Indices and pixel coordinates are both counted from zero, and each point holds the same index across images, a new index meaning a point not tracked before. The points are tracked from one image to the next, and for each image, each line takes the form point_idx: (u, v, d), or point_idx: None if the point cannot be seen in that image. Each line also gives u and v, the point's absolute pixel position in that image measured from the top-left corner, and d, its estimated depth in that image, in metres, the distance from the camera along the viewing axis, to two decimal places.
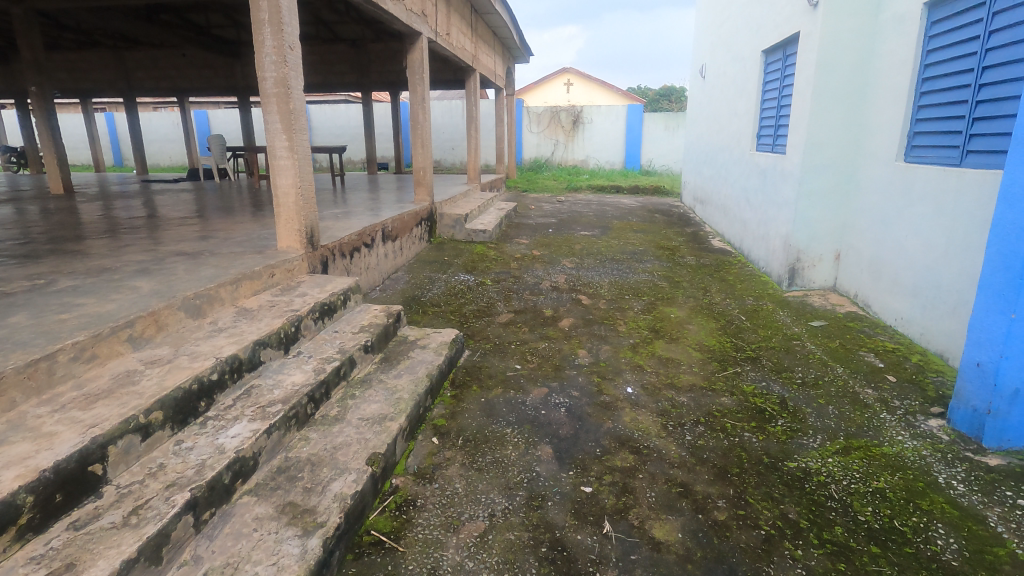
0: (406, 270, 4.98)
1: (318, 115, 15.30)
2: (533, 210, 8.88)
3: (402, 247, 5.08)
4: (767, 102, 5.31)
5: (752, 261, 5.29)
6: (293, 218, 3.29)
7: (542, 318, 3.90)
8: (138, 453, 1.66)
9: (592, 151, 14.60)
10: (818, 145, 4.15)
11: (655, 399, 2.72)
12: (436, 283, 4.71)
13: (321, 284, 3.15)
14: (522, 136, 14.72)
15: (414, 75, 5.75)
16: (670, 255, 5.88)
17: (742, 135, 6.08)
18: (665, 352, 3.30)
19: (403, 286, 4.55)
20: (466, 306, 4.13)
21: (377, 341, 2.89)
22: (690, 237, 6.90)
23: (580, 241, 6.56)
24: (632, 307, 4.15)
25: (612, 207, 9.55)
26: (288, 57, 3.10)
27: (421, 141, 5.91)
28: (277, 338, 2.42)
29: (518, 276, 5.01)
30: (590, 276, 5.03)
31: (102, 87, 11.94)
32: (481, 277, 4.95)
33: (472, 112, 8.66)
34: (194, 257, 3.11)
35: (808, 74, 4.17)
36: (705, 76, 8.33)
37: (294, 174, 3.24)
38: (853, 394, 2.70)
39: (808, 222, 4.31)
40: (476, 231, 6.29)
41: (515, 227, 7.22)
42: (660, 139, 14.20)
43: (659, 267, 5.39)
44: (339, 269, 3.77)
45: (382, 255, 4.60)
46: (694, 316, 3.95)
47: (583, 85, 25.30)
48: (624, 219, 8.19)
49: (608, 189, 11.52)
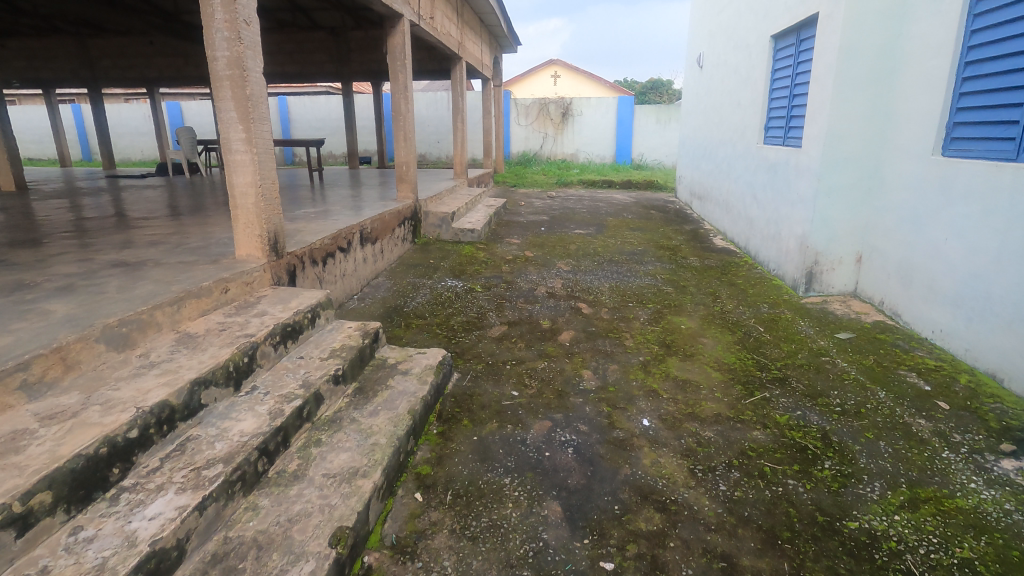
0: (387, 275, 4.54)
1: (297, 107, 14.71)
2: (523, 207, 8.45)
3: (383, 250, 4.64)
4: (777, 91, 4.93)
5: (762, 262, 4.93)
6: (253, 223, 2.84)
7: (539, 331, 3.50)
8: (11, 556, 1.22)
9: (582, 145, 14.19)
10: (840, 136, 3.78)
11: (676, 435, 2.32)
12: (421, 290, 4.28)
13: (284, 300, 2.71)
14: (510, 129, 14.26)
15: (394, 62, 5.26)
16: (672, 255, 5.51)
17: (746, 127, 5.71)
18: (681, 373, 2.91)
19: (383, 294, 4.11)
20: (454, 318, 3.70)
21: (350, 368, 2.46)
22: (691, 235, 6.53)
23: (575, 240, 6.16)
24: (638, 318, 3.76)
25: (605, 203, 9.16)
26: (243, 33, 2.63)
27: (403, 134, 5.44)
28: (224, 374, 1.98)
29: (511, 281, 4.59)
30: (589, 280, 4.63)
31: (64, 77, 11.25)
32: (470, 282, 4.52)
33: (458, 104, 8.20)
34: (133, 269, 2.64)
35: (829, 58, 3.78)
36: (702, 66, 7.97)
37: (252, 171, 2.78)
38: (904, 425, 2.34)
39: (827, 222, 3.95)
40: (463, 231, 5.86)
41: (505, 226, 6.80)
42: (652, 133, 13.84)
43: (661, 269, 5.02)
44: (309, 278, 3.33)
45: (360, 261, 4.16)
46: (707, 328, 3.56)
47: (570, 76, 24.83)
48: (618, 216, 7.80)
49: (600, 184, 11.14)
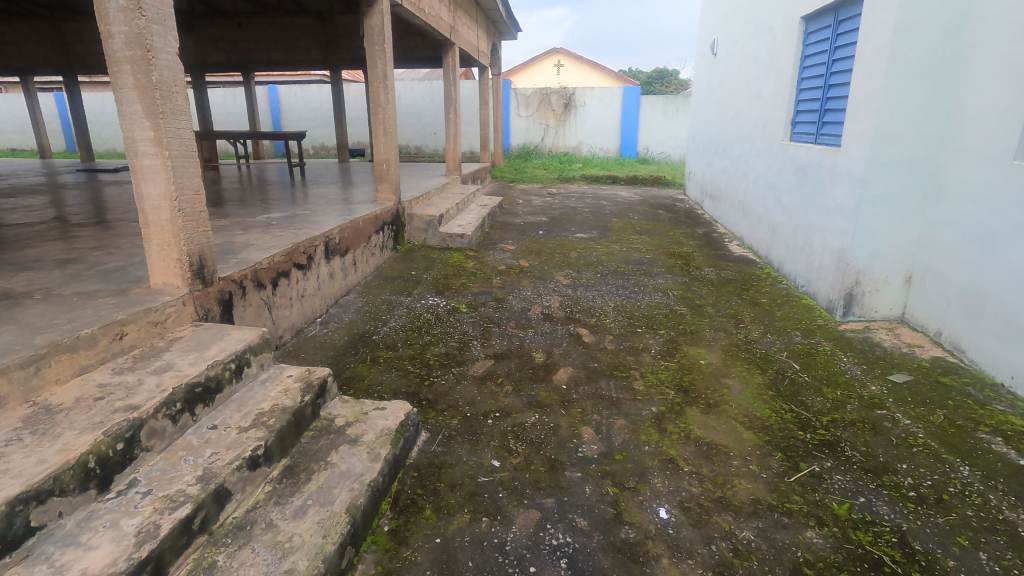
0: (360, 292, 3.97)
1: (287, 97, 14.08)
2: (521, 205, 7.86)
3: (356, 262, 4.07)
4: (808, 80, 4.31)
5: (787, 277, 4.34)
6: (169, 244, 2.27)
7: (530, 368, 2.93)
8: None
9: (585, 137, 13.54)
10: (890, 135, 3.18)
11: (706, 536, 1.76)
12: (396, 310, 3.71)
13: (205, 343, 2.13)
14: (510, 121, 13.63)
15: (372, 46, 4.66)
16: (684, 266, 4.92)
17: (768, 122, 5.10)
18: (704, 434, 2.34)
19: (352, 317, 3.55)
20: (431, 349, 3.14)
21: (281, 440, 1.89)
22: (703, 240, 5.93)
23: (576, 246, 5.58)
24: (648, 350, 3.18)
25: (609, 201, 8.55)
26: (145, 2, 2.04)
27: (383, 127, 4.83)
28: (78, 475, 1.41)
29: (501, 298, 4.01)
30: (591, 297, 4.06)
31: (38, 64, 10.67)
32: (454, 299, 3.95)
33: (451, 93, 7.60)
34: (9, 305, 2.08)
35: (878, 41, 3.17)
36: (715, 53, 7.33)
37: (165, 179, 2.19)
38: (1008, 526, 1.77)
39: (871, 236, 3.35)
40: (452, 236, 5.28)
41: (499, 228, 6.21)
42: (658, 125, 13.17)
43: (673, 283, 4.43)
44: (252, 306, 2.75)
45: (325, 277, 3.59)
46: (731, 364, 2.99)
47: (574, 66, 24.07)
48: (623, 217, 7.20)
49: (604, 180, 10.52)
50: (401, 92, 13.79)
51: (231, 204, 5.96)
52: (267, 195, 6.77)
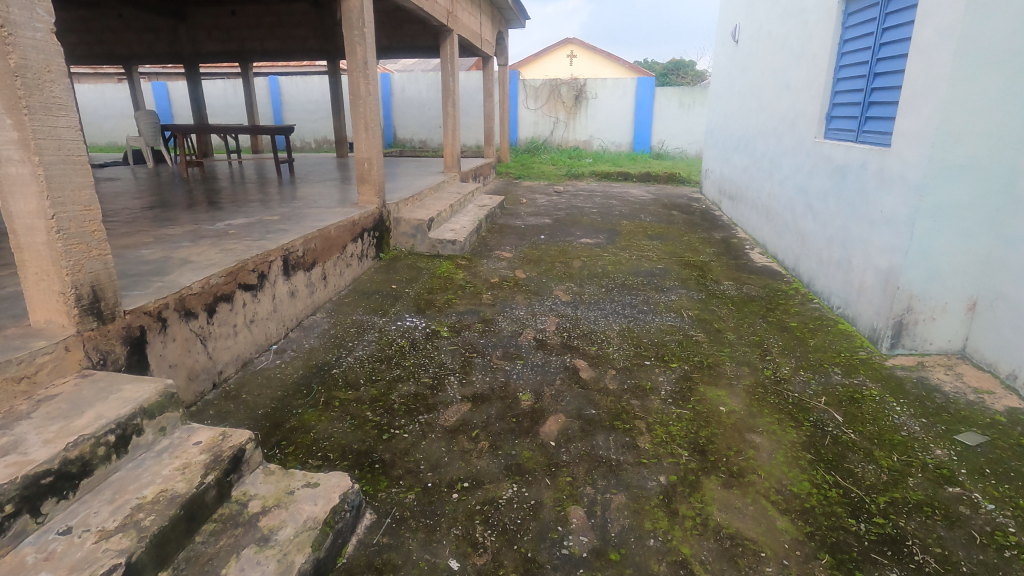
0: (330, 310, 3.50)
1: (288, 88, 13.64)
2: (524, 205, 7.34)
3: (326, 276, 3.59)
4: (848, 68, 3.73)
5: (820, 296, 3.79)
6: (49, 273, 1.78)
7: (513, 417, 2.43)
8: None
9: (596, 131, 12.94)
10: (955, 134, 2.62)
11: None
12: (367, 334, 3.23)
13: (83, 404, 1.66)
14: (517, 113, 13.08)
15: (350, 30, 4.14)
16: (700, 278, 4.38)
17: (799, 116, 4.52)
18: (727, 520, 1.83)
19: (314, 343, 3.07)
20: (399, 387, 2.65)
21: (159, 548, 1.41)
22: (722, 248, 5.38)
23: (580, 253, 5.06)
24: (658, 391, 2.66)
25: (619, 200, 8.00)
26: None
27: (364, 122, 4.33)
28: None
29: (489, 318, 3.51)
30: (592, 319, 3.55)
31: None
32: (436, 320, 3.46)
33: (450, 84, 7.10)
34: None
35: (944, 18, 2.60)
36: (737, 40, 6.72)
37: (38, 192, 1.71)
38: None
39: (928, 255, 2.80)
40: (442, 242, 4.79)
41: (497, 232, 5.70)
42: (673, 118, 12.53)
43: (687, 300, 3.91)
44: (176, 341, 2.28)
45: (284, 297, 3.11)
46: (758, 413, 2.47)
47: (587, 56, 23.36)
48: (634, 219, 6.65)
49: (615, 176, 9.96)
50: (407, 83, 13.42)
51: (208, 205, 5.52)
52: (251, 194, 6.33)
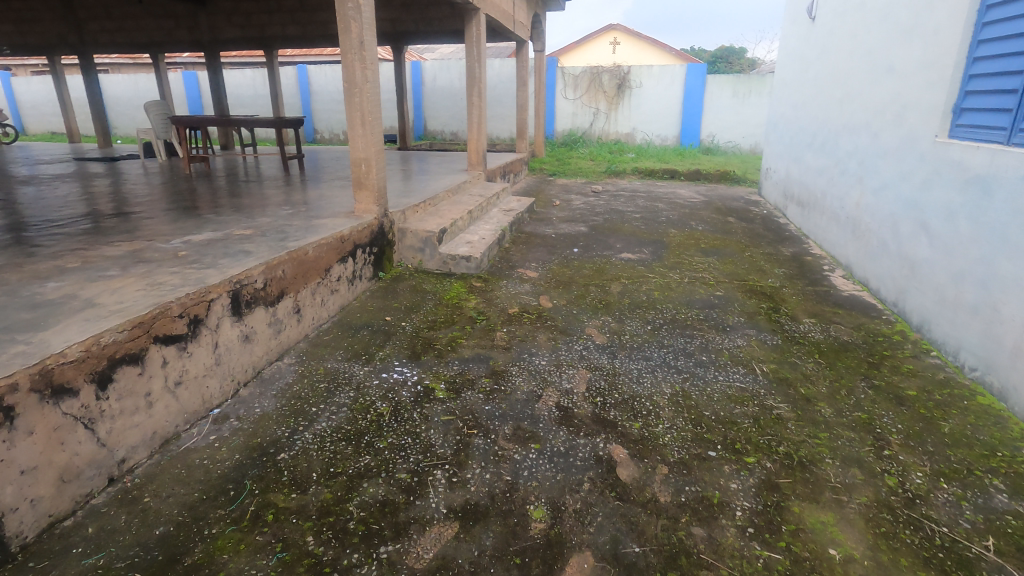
0: (302, 354, 2.79)
1: (317, 78, 13.11)
2: (557, 207, 6.52)
3: (299, 308, 2.88)
4: (994, 43, 2.76)
5: (944, 351, 2.86)
6: None
7: (519, 555, 1.66)
8: None
9: (639, 122, 11.94)
10: None
11: None
12: (341, 392, 2.50)
13: None
14: (555, 103, 12.18)
15: (343, 2, 3.38)
16: (772, 313, 3.49)
17: (908, 107, 3.53)
18: None
19: (268, 406, 2.36)
20: (363, 489, 1.90)
21: None
22: (794, 268, 4.44)
23: (618, 272, 4.23)
24: (732, 512, 1.83)
25: (666, 202, 7.08)
26: None
27: (360, 115, 3.59)
28: None
29: (501, 370, 2.74)
30: (634, 372, 2.73)
31: (53, 43, 10.07)
32: (431, 371, 2.71)
33: (474, 72, 6.32)
34: None
35: None
36: (813, 17, 5.69)
37: None
38: None
39: None
40: (454, 258, 4.04)
41: (522, 243, 4.91)
42: (726, 109, 11.38)
43: (757, 347, 3.04)
44: (34, 436, 1.59)
45: (232, 343, 2.40)
46: (895, 567, 1.61)
47: (631, 43, 22.16)
48: (684, 227, 5.75)
49: (660, 174, 8.99)
50: (438, 72, 12.66)
51: (200, 207, 4.94)
52: (254, 193, 5.73)
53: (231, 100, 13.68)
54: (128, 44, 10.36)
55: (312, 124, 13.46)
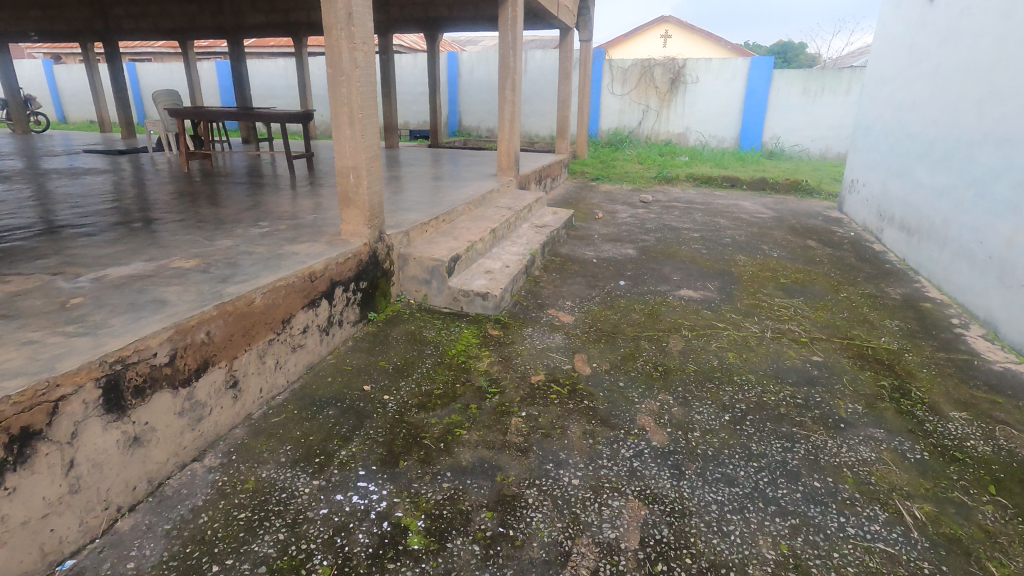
0: (232, 451, 1.97)
1: None
2: (599, 221, 5.57)
3: (235, 380, 2.07)
4: None
5: None
6: None
7: None
8: None
9: (692, 122, 10.82)
10: None
11: None
12: (268, 529, 1.66)
13: None
14: (600, 99, 11.19)
15: None
16: (901, 400, 2.50)
17: None
18: None
19: (150, 557, 1.54)
20: None
21: None
22: (911, 321, 3.39)
23: (678, 318, 3.30)
24: None
25: (729, 217, 6.05)
26: None
27: (348, 114, 2.74)
28: None
29: (513, 494, 1.85)
30: (717, 509, 1.81)
31: (79, 29, 9.71)
32: (409, 490, 1.84)
33: (508, 60, 5.43)
34: None
35: None
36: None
37: None
38: None
39: None
40: (468, 294, 3.19)
41: (556, 270, 4.02)
42: (793, 108, 10.10)
43: (895, 465, 2.06)
44: None
45: (102, 456, 1.59)
46: None
47: (683, 36, 20.86)
48: (755, 252, 4.74)
49: (718, 182, 7.90)
50: (475, 64, 11.82)
51: (182, 210, 4.23)
52: (253, 194, 5.02)
53: (263, 91, 13.20)
54: (153, 29, 9.89)
55: None
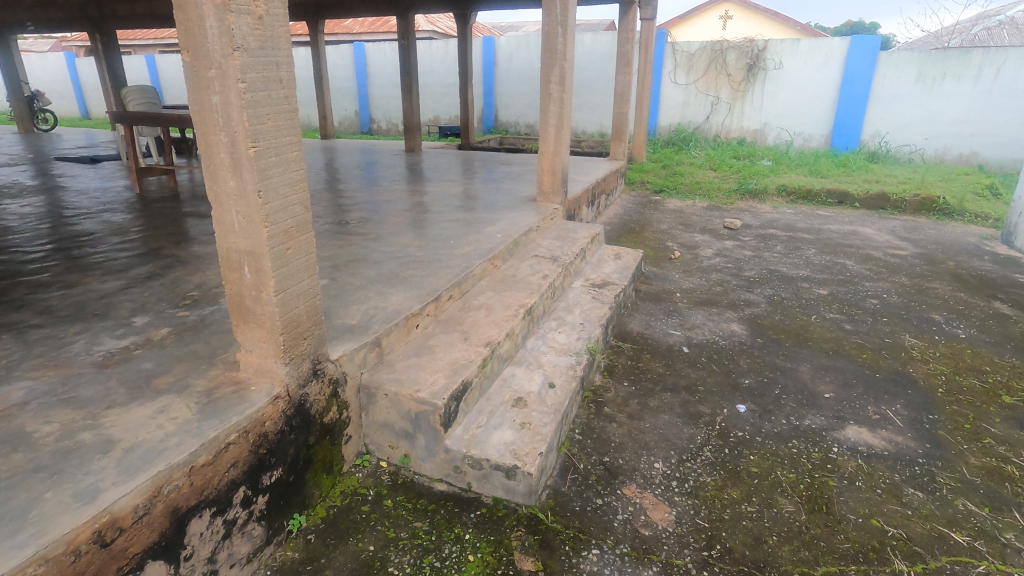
0: None
1: (375, 59, 10.66)
2: (677, 265, 4.03)
3: None
4: None
5: None
6: None
7: None
8: None
9: (772, 116, 9.04)
10: None
11: None
12: None
13: None
14: (661, 90, 9.54)
15: None
16: None
17: None
18: None
19: None
20: None
21: None
22: None
23: (867, 512, 1.79)
24: None
25: (857, 256, 4.41)
26: None
27: (227, 148, 1.32)
28: None
29: None
30: None
31: (72, 16, 8.66)
32: None
33: (555, 42, 3.91)
34: None
35: None
36: None
37: None
38: None
39: None
40: (481, 466, 1.75)
41: (630, 375, 2.53)
42: (904, 98, 8.12)
43: None
44: None
45: None
46: None
47: (746, 18, 18.86)
48: (925, 328, 3.15)
49: (821, 197, 6.17)
50: (514, 50, 10.31)
51: (81, 258, 2.92)
52: (204, 225, 3.69)
53: None
54: (152, 15, 8.77)
55: (368, 111, 11.09)
